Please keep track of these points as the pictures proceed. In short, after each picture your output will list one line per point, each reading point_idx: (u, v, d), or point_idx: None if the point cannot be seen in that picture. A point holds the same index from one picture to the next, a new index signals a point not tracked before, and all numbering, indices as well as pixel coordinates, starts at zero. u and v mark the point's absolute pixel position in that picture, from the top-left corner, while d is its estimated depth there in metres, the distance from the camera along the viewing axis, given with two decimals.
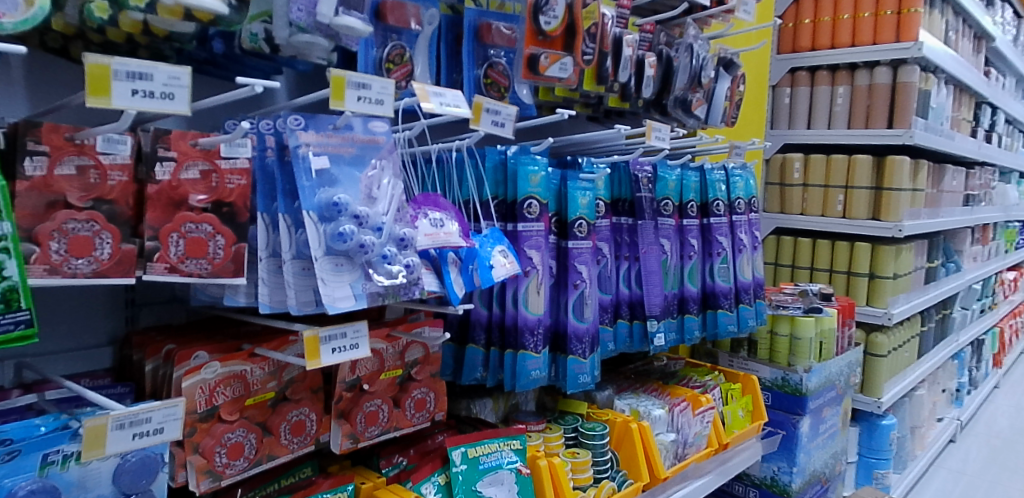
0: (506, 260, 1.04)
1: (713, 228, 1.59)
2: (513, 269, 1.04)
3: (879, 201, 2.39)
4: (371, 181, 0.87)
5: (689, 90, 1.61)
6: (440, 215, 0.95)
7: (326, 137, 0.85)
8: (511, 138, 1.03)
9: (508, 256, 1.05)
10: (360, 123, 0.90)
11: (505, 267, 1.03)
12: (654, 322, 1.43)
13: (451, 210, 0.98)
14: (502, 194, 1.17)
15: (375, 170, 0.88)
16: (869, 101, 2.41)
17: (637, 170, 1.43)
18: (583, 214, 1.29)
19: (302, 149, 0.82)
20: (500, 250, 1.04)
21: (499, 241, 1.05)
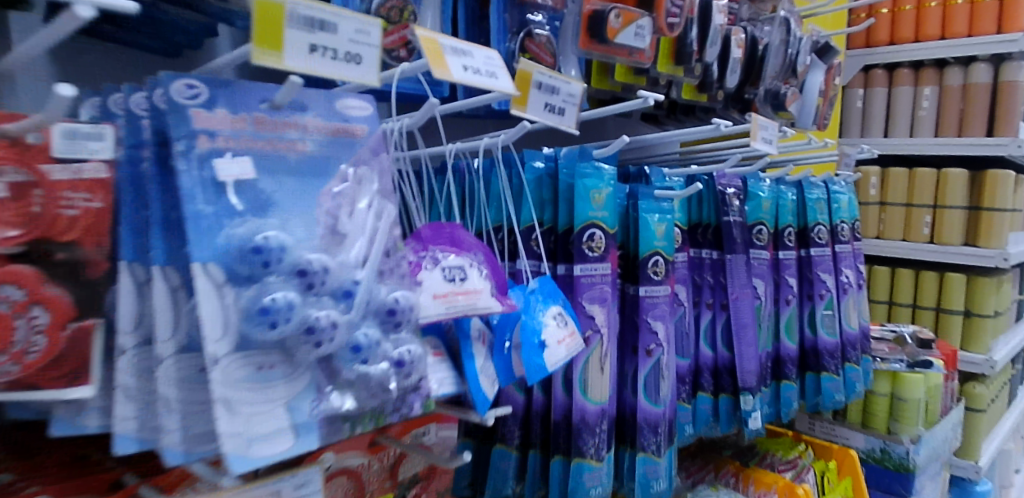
0: (565, 331, 0.63)
1: (814, 262, 1.20)
2: (574, 348, 0.63)
3: (976, 223, 1.98)
4: (338, 205, 0.48)
5: (780, 80, 1.22)
6: (463, 261, 0.56)
7: (251, 121, 0.46)
8: (574, 132, 0.64)
9: (568, 320, 0.65)
10: (323, 99, 0.50)
11: (562, 343, 0.62)
12: (749, 398, 1.03)
13: (479, 250, 0.59)
14: (550, 221, 0.78)
15: (347, 184, 0.49)
16: (963, 105, 1.99)
17: (724, 185, 1.04)
18: (661, 247, 0.89)
19: (199, 142, 0.43)
20: (554, 314, 0.62)
21: (552, 297, 0.64)
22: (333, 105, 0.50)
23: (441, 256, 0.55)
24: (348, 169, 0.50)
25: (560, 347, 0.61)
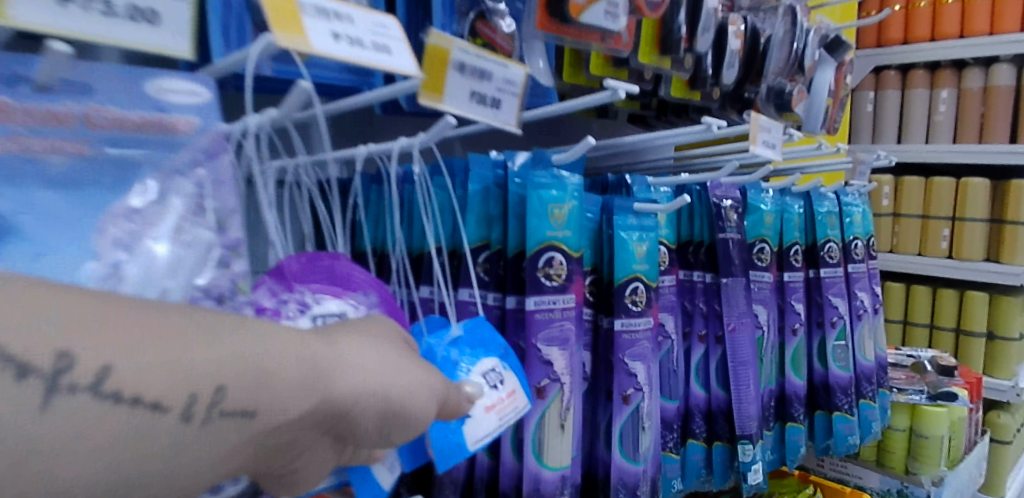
0: (500, 394, 0.49)
1: (824, 284, 1.05)
2: (516, 412, 0.50)
3: (998, 238, 1.82)
4: (119, 237, 0.37)
5: (785, 77, 1.06)
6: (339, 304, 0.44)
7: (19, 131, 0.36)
8: (516, 131, 0.48)
9: (508, 374, 0.51)
10: (136, 101, 0.41)
11: (494, 411, 0.48)
12: (748, 447, 0.88)
13: (369, 290, 0.47)
14: (499, 243, 0.63)
15: (142, 208, 0.39)
16: (983, 109, 1.83)
17: (720, 198, 0.89)
18: (642, 272, 0.73)
19: None
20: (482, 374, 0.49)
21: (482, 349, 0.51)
22: (145, 93, 0.41)
23: (312, 296, 0.44)
24: (153, 186, 0.40)
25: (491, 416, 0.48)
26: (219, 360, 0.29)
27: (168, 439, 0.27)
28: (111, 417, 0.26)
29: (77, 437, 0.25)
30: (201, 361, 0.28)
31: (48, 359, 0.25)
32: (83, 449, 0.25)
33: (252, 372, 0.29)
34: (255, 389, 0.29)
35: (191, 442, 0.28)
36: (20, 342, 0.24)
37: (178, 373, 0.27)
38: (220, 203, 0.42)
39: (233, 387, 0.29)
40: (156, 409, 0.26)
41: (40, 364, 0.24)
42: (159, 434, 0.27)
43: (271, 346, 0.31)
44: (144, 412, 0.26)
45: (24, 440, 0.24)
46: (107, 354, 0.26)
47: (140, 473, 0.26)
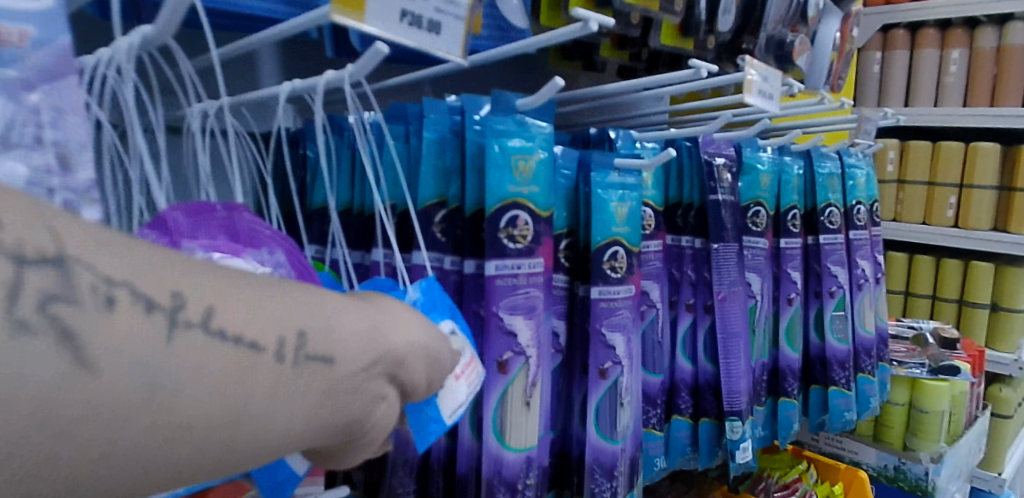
0: (464, 359, 0.44)
1: (824, 252, 0.99)
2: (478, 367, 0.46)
3: (1007, 207, 1.74)
4: None
5: (786, 26, 0.98)
6: (239, 263, 0.38)
7: None
8: (458, 61, 0.44)
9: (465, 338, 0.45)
10: None
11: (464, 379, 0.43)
12: (736, 424, 0.82)
13: (274, 247, 0.41)
14: (456, 201, 0.56)
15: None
16: (996, 71, 1.74)
17: (713, 156, 0.82)
18: (622, 235, 0.66)
19: None
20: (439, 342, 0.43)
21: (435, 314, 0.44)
22: None
23: (204, 255, 0.37)
24: None
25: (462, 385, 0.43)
26: (297, 306, 0.29)
27: (271, 382, 0.27)
28: (222, 356, 0.26)
29: (195, 378, 0.25)
30: (283, 310, 0.29)
31: (165, 296, 0.25)
32: (202, 386, 0.25)
33: (329, 319, 0.30)
34: (334, 337, 0.30)
35: (290, 387, 0.28)
36: (144, 280, 0.25)
37: (269, 318, 0.28)
38: (62, 133, 0.38)
39: (312, 334, 0.29)
40: (254, 348, 0.27)
41: (161, 299, 0.25)
42: (260, 376, 0.27)
43: (335, 304, 0.32)
44: (246, 351, 0.26)
45: (156, 370, 0.24)
46: (209, 298, 0.26)
47: (251, 415, 0.26)
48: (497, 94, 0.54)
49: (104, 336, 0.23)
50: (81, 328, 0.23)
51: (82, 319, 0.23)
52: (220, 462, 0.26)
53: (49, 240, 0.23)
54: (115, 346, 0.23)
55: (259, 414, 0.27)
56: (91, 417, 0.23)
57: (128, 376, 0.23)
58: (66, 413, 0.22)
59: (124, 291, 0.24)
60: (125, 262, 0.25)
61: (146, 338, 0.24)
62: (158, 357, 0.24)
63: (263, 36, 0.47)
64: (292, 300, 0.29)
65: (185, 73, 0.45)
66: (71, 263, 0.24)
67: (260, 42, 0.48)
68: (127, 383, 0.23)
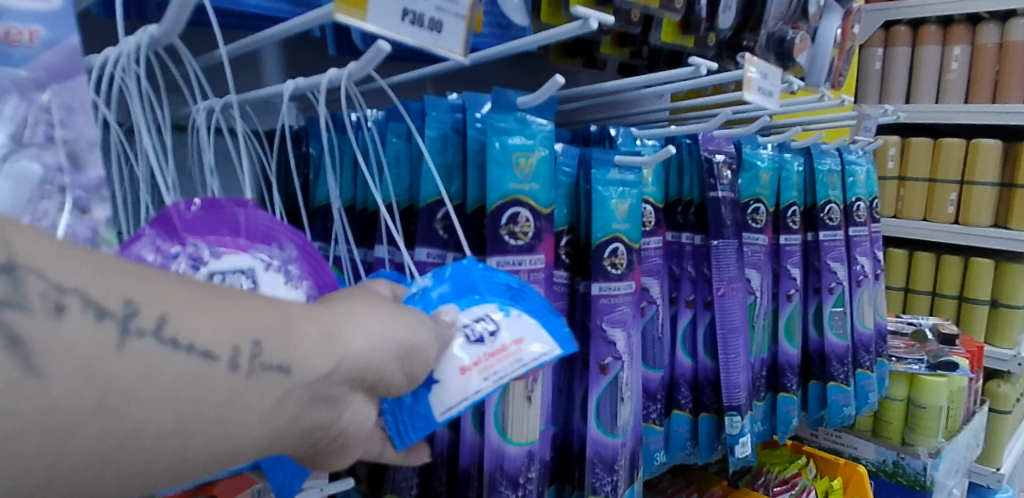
0: (486, 349, 0.40)
1: (823, 248, 0.99)
2: (517, 365, 0.40)
3: (1008, 201, 1.75)
4: None
5: (786, 23, 0.98)
6: (239, 264, 0.39)
7: None
8: (459, 60, 0.45)
9: (511, 321, 0.42)
10: None
11: (479, 374, 0.39)
12: (736, 419, 0.83)
13: (285, 243, 0.42)
14: (459, 198, 0.57)
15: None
16: (998, 67, 1.74)
17: (712, 152, 0.83)
18: (623, 231, 0.66)
19: None
20: (459, 327, 0.40)
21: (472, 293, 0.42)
22: None
23: (206, 254, 0.39)
24: None
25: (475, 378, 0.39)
26: (262, 318, 0.28)
27: (227, 389, 0.27)
28: (175, 364, 0.25)
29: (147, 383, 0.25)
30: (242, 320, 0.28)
31: (117, 304, 0.25)
32: (159, 395, 0.25)
33: (287, 334, 0.29)
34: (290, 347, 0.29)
35: (236, 401, 0.27)
36: (93, 288, 0.25)
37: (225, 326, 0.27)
38: (71, 132, 0.39)
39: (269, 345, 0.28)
40: (207, 357, 0.26)
41: (113, 306, 0.25)
42: (213, 385, 0.26)
43: (298, 313, 0.30)
44: (199, 360, 0.26)
45: (105, 380, 0.24)
46: (164, 305, 0.26)
47: (203, 425, 0.26)
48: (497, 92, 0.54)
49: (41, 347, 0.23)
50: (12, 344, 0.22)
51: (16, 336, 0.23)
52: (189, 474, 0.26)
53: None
54: (61, 357, 0.23)
55: (220, 420, 0.26)
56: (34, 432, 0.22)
57: (75, 386, 0.23)
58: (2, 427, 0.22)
59: (74, 303, 0.24)
60: (74, 272, 0.25)
61: (94, 346, 0.24)
62: (107, 364, 0.24)
63: (266, 36, 0.47)
64: (261, 304, 0.29)
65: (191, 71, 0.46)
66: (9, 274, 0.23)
67: (266, 40, 0.48)
68: (70, 393, 0.23)
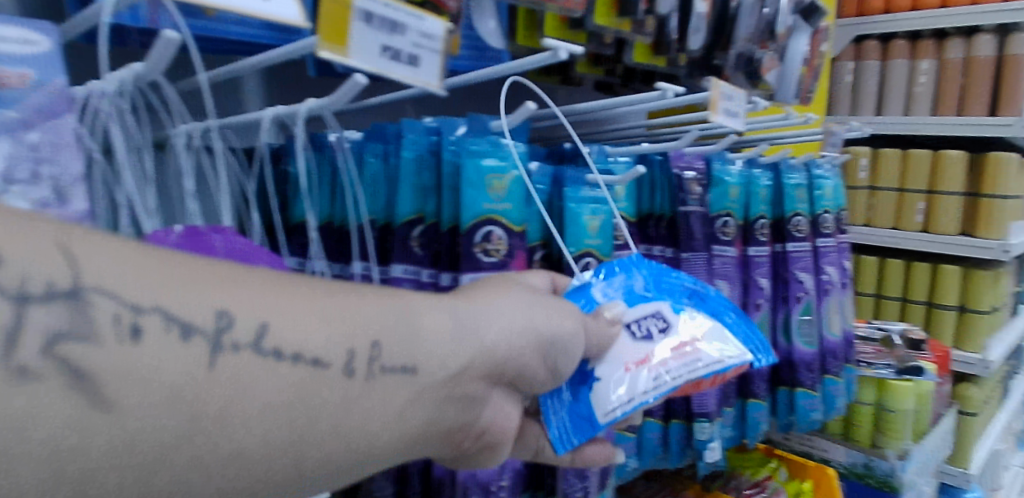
0: (657, 345, 0.53)
1: (791, 259, 1.03)
2: (689, 360, 0.52)
3: (974, 211, 1.81)
4: None
5: (756, 44, 1.02)
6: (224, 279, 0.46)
7: None
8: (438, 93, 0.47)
9: (677, 324, 0.55)
10: None
11: (646, 371, 0.52)
12: (705, 425, 0.87)
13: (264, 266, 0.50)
14: (433, 216, 0.59)
15: None
16: (964, 80, 1.79)
17: (682, 169, 0.86)
18: (595, 246, 0.68)
19: None
20: (627, 324, 0.54)
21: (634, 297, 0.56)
22: None
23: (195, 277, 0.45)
24: None
25: (640, 374, 0.52)
26: (377, 318, 0.39)
27: (340, 388, 0.37)
28: (279, 369, 0.35)
29: (232, 395, 0.33)
30: (349, 322, 0.38)
31: (208, 322, 0.33)
32: (245, 406, 0.33)
33: (411, 333, 0.40)
34: (406, 349, 0.40)
35: (350, 396, 0.37)
36: (174, 310, 0.33)
37: (318, 334, 0.37)
38: (58, 168, 0.46)
39: (388, 346, 0.39)
40: (316, 363, 0.36)
41: (201, 326, 0.33)
42: (326, 383, 0.36)
43: (395, 313, 0.40)
44: (305, 366, 0.35)
45: (188, 396, 0.32)
46: (261, 317, 0.35)
47: (317, 422, 0.36)
48: (475, 118, 0.58)
49: (113, 368, 0.31)
50: (93, 366, 0.30)
51: (95, 359, 0.30)
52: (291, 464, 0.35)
53: (66, 277, 0.31)
54: (136, 379, 0.31)
55: (310, 419, 0.36)
56: (105, 446, 0.30)
57: (156, 405, 0.31)
58: (102, 435, 0.30)
59: (151, 322, 0.32)
60: (148, 296, 0.32)
61: (177, 366, 0.32)
62: (187, 382, 0.32)
63: (252, 61, 0.50)
64: (351, 320, 0.38)
65: (170, 101, 0.50)
66: (85, 292, 0.31)
67: (247, 66, 0.51)
68: (147, 407, 0.31)
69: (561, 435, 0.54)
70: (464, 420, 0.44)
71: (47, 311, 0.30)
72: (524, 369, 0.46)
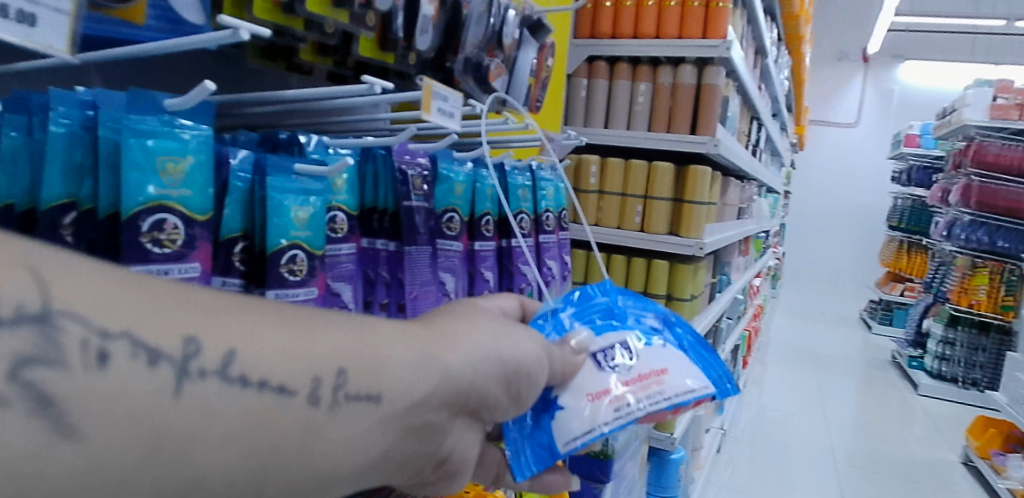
0: (621, 377, 0.67)
1: (514, 253, 1.11)
2: (647, 393, 0.66)
3: (678, 214, 2.11)
4: None
5: (484, 51, 1.07)
6: None
7: None
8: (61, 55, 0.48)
9: (636, 361, 0.69)
10: None
11: (608, 404, 0.66)
12: None
13: None
14: (90, 201, 0.56)
15: None
16: (672, 103, 2.08)
17: (405, 165, 0.88)
18: (303, 239, 0.67)
19: None
20: (593, 354, 0.69)
21: (598, 332, 0.71)
22: None
23: None
24: None
25: (603, 406, 0.66)
26: (350, 358, 0.50)
27: (307, 415, 0.47)
28: (244, 395, 0.44)
29: (195, 424, 0.42)
30: (313, 356, 0.48)
31: (177, 351, 0.42)
32: (208, 438, 0.42)
33: (382, 374, 0.51)
34: (371, 381, 0.50)
35: (329, 421, 0.48)
36: (142, 340, 0.41)
37: (287, 366, 0.46)
38: None
39: (352, 380, 0.49)
40: (286, 392, 0.46)
41: (168, 354, 0.42)
42: (303, 413, 0.46)
43: (337, 339, 0.50)
44: (280, 395, 0.45)
45: (156, 418, 0.40)
46: (226, 346, 0.44)
47: (299, 452, 0.47)
48: (138, 91, 0.57)
49: (82, 392, 0.38)
50: (59, 391, 0.38)
51: (61, 383, 0.38)
52: (250, 485, 0.44)
53: (36, 300, 0.38)
54: (103, 406, 0.39)
55: (289, 452, 0.46)
56: (66, 470, 0.37)
57: (131, 425, 0.39)
58: (89, 442, 0.38)
59: (116, 348, 0.40)
60: (114, 325, 0.40)
61: (142, 392, 0.40)
62: (149, 407, 0.40)
63: None
64: (336, 362, 0.49)
65: None
66: (54, 316, 0.39)
67: None
68: (129, 426, 0.39)
69: (519, 462, 0.68)
70: (430, 446, 0.56)
71: (16, 335, 0.38)
72: (486, 396, 0.58)
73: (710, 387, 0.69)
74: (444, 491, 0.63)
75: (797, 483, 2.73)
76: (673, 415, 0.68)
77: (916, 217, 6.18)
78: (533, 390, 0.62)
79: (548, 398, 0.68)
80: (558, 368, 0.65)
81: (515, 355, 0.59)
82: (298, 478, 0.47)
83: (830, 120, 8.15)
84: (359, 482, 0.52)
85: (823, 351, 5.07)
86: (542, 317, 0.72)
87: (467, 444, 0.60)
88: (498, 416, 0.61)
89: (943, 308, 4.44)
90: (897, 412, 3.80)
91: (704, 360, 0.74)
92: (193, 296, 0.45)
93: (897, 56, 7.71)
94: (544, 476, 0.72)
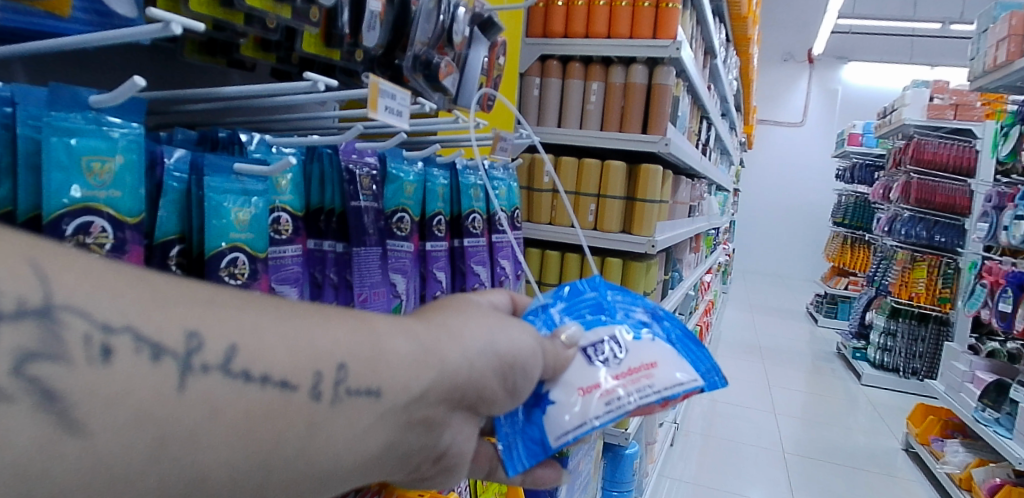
0: (614, 371, 0.67)
1: (468, 253, 1.10)
2: (641, 386, 0.66)
3: (631, 213, 2.12)
4: None
5: (434, 48, 1.06)
6: None
7: None
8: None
9: (629, 355, 0.69)
10: None
11: (599, 398, 0.66)
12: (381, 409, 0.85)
13: None
14: (8, 204, 0.54)
15: None
16: (624, 102, 2.09)
17: (352, 164, 0.87)
18: (244, 241, 0.65)
19: None
20: (582, 348, 0.68)
21: (586, 327, 0.71)
22: None
23: None
24: None
25: (594, 400, 0.66)
26: (348, 352, 0.49)
27: (309, 410, 0.47)
28: (245, 390, 0.44)
29: (199, 420, 0.42)
30: (315, 351, 0.48)
31: (181, 345, 0.43)
32: (212, 435, 0.42)
33: (380, 370, 0.50)
34: (372, 376, 0.50)
35: (330, 415, 0.48)
36: (141, 331, 0.42)
37: (289, 361, 0.47)
38: None
39: (353, 375, 0.49)
40: (288, 386, 0.46)
41: (171, 348, 0.42)
42: (302, 407, 0.46)
43: (336, 334, 0.50)
44: (285, 392, 0.46)
45: (156, 414, 0.40)
46: (229, 339, 0.45)
47: (296, 452, 0.46)
48: (59, 89, 0.56)
49: (86, 387, 0.39)
50: (64, 385, 0.38)
51: (65, 376, 0.39)
52: (255, 483, 0.45)
53: (37, 295, 0.39)
54: (109, 401, 0.39)
55: (287, 450, 0.46)
56: (73, 465, 0.38)
57: (131, 423, 0.39)
58: (97, 438, 0.38)
59: (119, 342, 0.40)
60: (116, 316, 0.41)
61: (146, 387, 0.41)
62: (155, 403, 0.41)
63: None
64: (334, 356, 0.49)
65: None
66: (55, 310, 0.39)
67: None
68: (131, 423, 0.39)
69: (511, 456, 0.68)
70: (429, 441, 0.55)
71: (19, 327, 0.38)
72: (483, 389, 0.57)
73: (700, 379, 0.69)
74: (442, 485, 0.62)
75: (747, 474, 2.79)
76: (662, 408, 0.68)
77: (858, 213, 6.40)
78: (530, 382, 0.60)
79: (540, 392, 0.67)
80: (550, 361, 0.64)
81: (511, 346, 0.58)
82: (302, 475, 0.46)
83: (777, 120, 8.38)
84: (359, 478, 0.51)
85: (771, 344, 5.20)
86: (532, 312, 0.72)
87: (466, 438, 0.59)
88: (495, 410, 0.59)
89: (885, 301, 4.61)
90: (842, 402, 3.93)
91: (691, 354, 0.75)
92: (194, 292, 0.46)
93: (840, 58, 7.97)
94: (536, 469, 0.71)
